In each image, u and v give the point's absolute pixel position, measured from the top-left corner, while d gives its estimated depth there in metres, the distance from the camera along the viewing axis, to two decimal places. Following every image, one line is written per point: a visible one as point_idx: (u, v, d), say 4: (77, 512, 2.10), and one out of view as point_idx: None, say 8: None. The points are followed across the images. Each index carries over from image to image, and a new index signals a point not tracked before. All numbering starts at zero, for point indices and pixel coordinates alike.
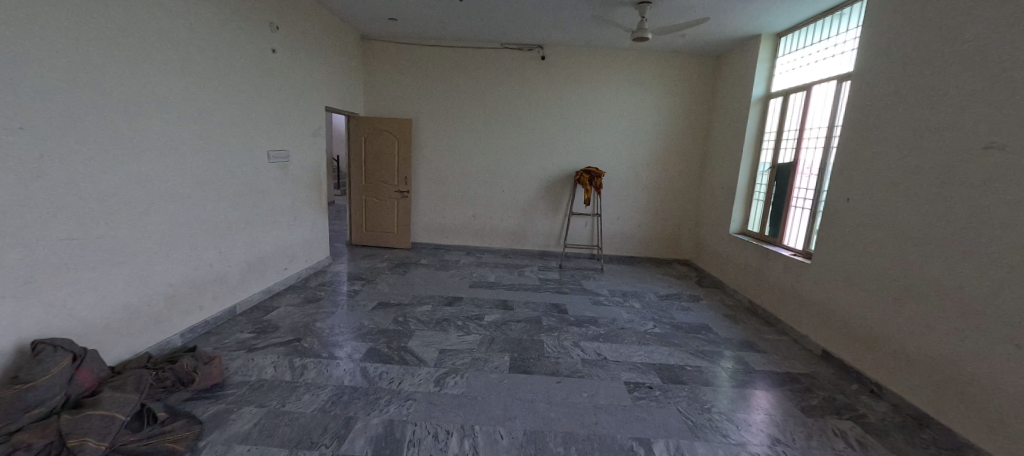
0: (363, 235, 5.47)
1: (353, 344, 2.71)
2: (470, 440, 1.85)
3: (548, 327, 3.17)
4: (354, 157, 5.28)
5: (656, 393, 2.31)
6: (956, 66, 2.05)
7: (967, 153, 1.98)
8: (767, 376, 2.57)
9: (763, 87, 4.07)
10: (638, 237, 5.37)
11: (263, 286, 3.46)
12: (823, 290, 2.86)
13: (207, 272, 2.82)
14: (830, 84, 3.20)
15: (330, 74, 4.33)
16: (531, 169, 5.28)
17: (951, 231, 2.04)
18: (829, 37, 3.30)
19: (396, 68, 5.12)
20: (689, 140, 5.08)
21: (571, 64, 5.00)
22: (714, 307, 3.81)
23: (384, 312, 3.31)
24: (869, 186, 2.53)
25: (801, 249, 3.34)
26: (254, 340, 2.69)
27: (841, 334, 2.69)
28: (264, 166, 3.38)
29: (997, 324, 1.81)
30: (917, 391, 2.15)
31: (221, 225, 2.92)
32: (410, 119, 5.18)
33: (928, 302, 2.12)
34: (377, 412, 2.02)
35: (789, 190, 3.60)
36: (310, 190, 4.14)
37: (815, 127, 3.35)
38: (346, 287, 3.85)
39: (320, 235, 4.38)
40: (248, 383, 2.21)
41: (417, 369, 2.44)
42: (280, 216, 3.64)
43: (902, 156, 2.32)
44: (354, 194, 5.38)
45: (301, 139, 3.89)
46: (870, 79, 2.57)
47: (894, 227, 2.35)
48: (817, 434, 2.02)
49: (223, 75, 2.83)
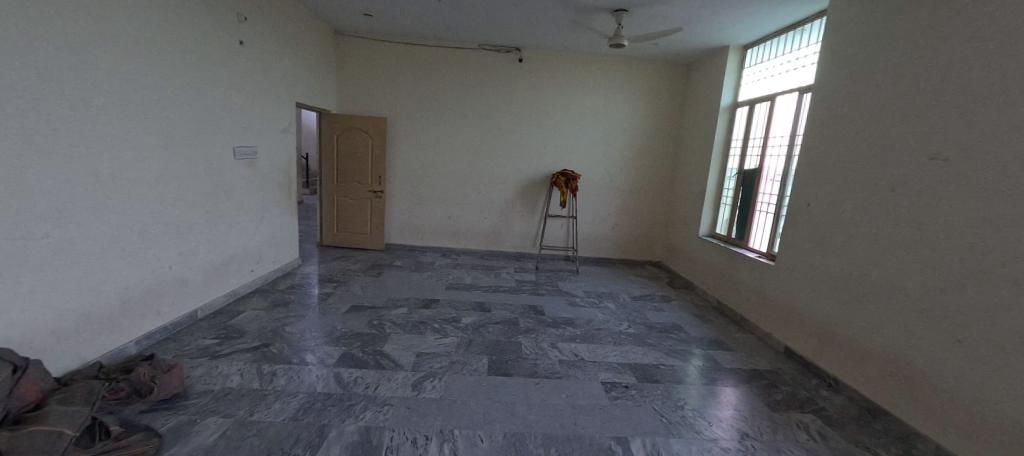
0: (335, 235, 5.32)
1: (326, 348, 2.63)
2: (450, 445, 1.83)
3: (526, 328, 3.19)
4: (326, 155, 5.12)
5: (631, 392, 2.36)
6: (906, 81, 2.22)
7: (913, 165, 2.15)
8: (734, 373, 2.67)
9: (731, 97, 4.26)
10: (612, 240, 5.48)
11: (228, 289, 3.29)
12: (785, 290, 3.02)
13: (165, 275, 2.65)
14: (793, 95, 3.39)
15: (301, 70, 4.19)
16: (509, 171, 5.29)
17: (898, 238, 2.20)
18: (792, 50, 3.50)
19: (371, 65, 5.02)
20: (661, 145, 5.23)
21: (548, 67, 5.04)
22: (685, 307, 3.94)
23: (358, 315, 3.22)
24: (828, 194, 2.70)
25: (766, 252, 3.51)
26: (218, 346, 2.55)
27: (801, 332, 2.85)
28: (230, 164, 3.22)
29: (940, 322, 1.97)
30: (870, 386, 2.29)
31: (182, 225, 2.77)
32: (385, 117, 5.07)
33: (880, 304, 2.28)
34: (352, 419, 1.96)
35: (754, 195, 3.78)
36: (279, 189, 3.98)
37: (778, 135, 3.54)
38: (317, 290, 3.72)
39: (288, 236, 4.21)
40: (213, 392, 2.09)
41: (394, 373, 2.39)
42: (246, 215, 3.47)
43: (857, 165, 2.48)
44: (325, 192, 5.22)
45: (270, 135, 3.74)
46: (828, 93, 2.74)
47: (850, 233, 2.50)
48: (782, 427, 2.13)
49: (184, 65, 2.68)
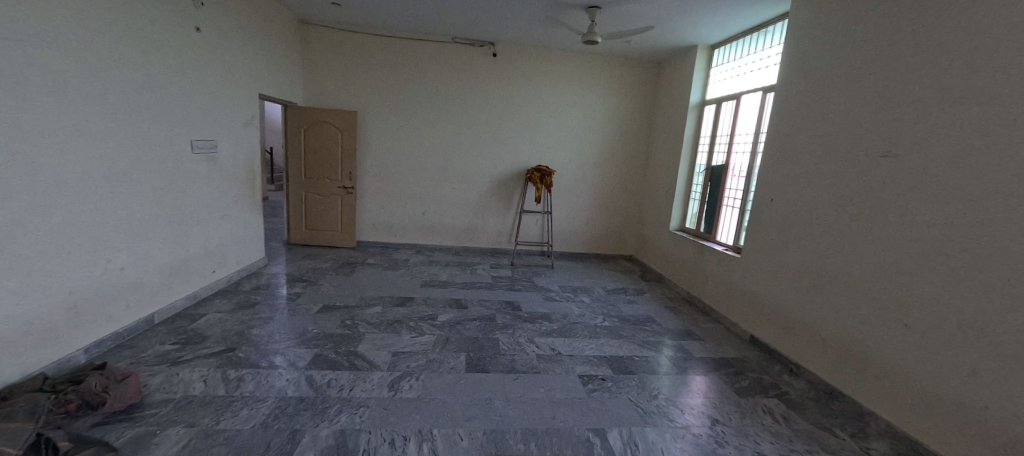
0: (303, 233, 5.13)
1: (296, 351, 2.54)
2: (429, 444, 1.81)
3: (503, 324, 3.19)
4: (293, 149, 4.92)
5: (608, 384, 2.41)
6: (860, 82, 2.35)
7: (866, 162, 2.28)
8: (704, 362, 2.78)
9: (699, 95, 4.39)
10: (586, 235, 5.57)
11: (187, 292, 3.10)
12: (750, 281, 3.17)
13: (117, 278, 2.47)
14: (758, 94, 3.53)
15: (265, 60, 3.99)
16: (483, 166, 5.25)
17: (853, 231, 2.34)
18: (757, 51, 3.64)
19: (339, 57, 4.84)
20: (632, 141, 5.34)
21: (522, 62, 5.03)
22: (656, 300, 4.06)
23: (330, 315, 3.12)
24: (790, 189, 2.83)
25: (732, 244, 3.66)
26: (178, 352, 2.41)
27: (765, 321, 2.99)
28: (187, 158, 3.03)
29: (889, 308, 2.12)
30: (828, 370, 2.44)
31: (135, 225, 2.58)
32: (355, 111, 4.92)
33: (836, 293, 2.42)
34: (327, 422, 1.90)
35: (722, 190, 3.93)
36: (241, 185, 3.79)
37: (744, 133, 3.69)
38: (285, 290, 3.58)
39: (253, 234, 4.02)
40: (174, 401, 1.97)
41: (369, 374, 2.33)
42: (206, 213, 3.28)
43: (816, 161, 2.62)
44: (292, 189, 5.02)
45: (231, 128, 3.54)
46: (790, 92, 2.87)
47: (810, 226, 2.64)
48: (749, 412, 2.23)
49: (133, 52, 2.48)
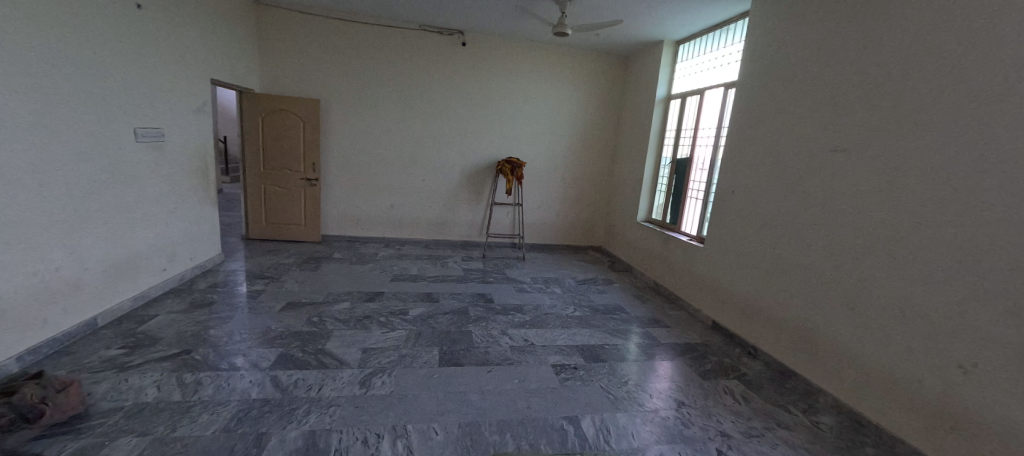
0: (263, 227, 4.88)
1: (259, 351, 2.42)
2: (404, 441, 1.79)
3: (476, 317, 3.19)
4: (250, 139, 4.65)
5: (580, 373, 2.47)
6: (814, 80, 2.48)
7: (818, 157, 2.43)
8: (670, 347, 2.90)
9: (665, 89, 4.50)
10: (556, 226, 5.63)
11: (134, 292, 2.88)
12: (712, 270, 3.32)
13: (52, 279, 2.25)
14: (720, 90, 3.68)
15: (216, 42, 3.72)
16: (453, 158, 5.18)
17: (805, 221, 2.50)
18: (719, 48, 3.77)
19: (299, 41, 4.59)
20: (601, 134, 5.43)
21: (492, 52, 4.96)
22: (625, 289, 4.18)
23: (295, 312, 3.00)
24: (749, 182, 2.97)
25: (696, 235, 3.81)
26: (126, 356, 2.24)
27: (726, 307, 3.16)
28: (131, 148, 2.79)
29: (837, 293, 2.28)
30: (783, 352, 2.61)
31: (71, 220, 2.36)
32: (318, 99, 4.70)
33: (790, 280, 2.58)
34: (295, 424, 1.84)
35: (686, 182, 4.08)
36: (193, 177, 3.54)
37: (707, 128, 3.84)
38: (245, 288, 3.40)
39: (207, 229, 3.77)
40: (123, 409, 1.83)
41: (339, 372, 2.27)
42: (153, 207, 3.05)
43: (773, 156, 2.76)
44: (250, 180, 4.76)
45: (180, 115, 3.29)
46: (750, 89, 3.00)
47: (766, 217, 2.79)
48: (711, 393, 2.36)
49: (64, 30, 2.25)
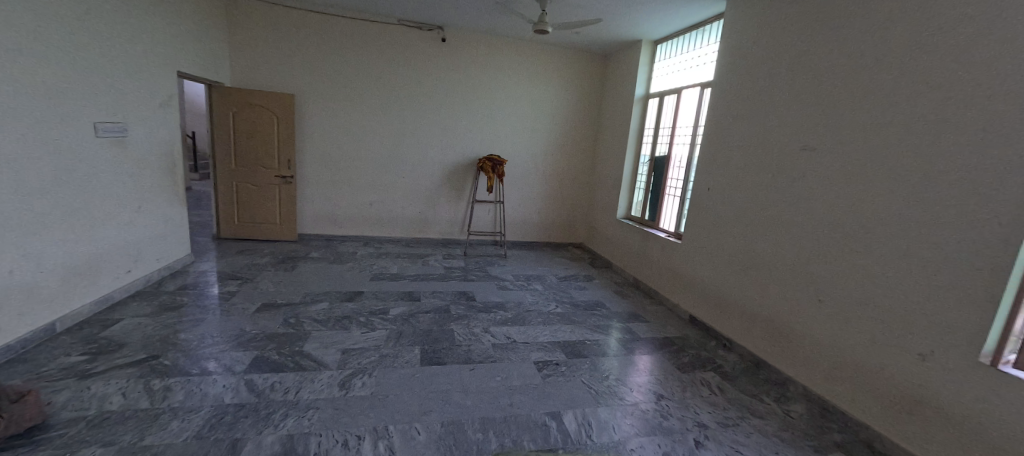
0: (236, 226, 4.71)
1: (233, 354, 2.34)
2: (385, 442, 1.77)
3: (458, 315, 3.17)
4: (220, 134, 4.47)
5: (562, 369, 2.50)
6: (784, 81, 2.57)
7: (788, 156, 2.52)
8: (649, 342, 2.96)
9: (644, 88, 4.58)
10: (538, 224, 5.66)
11: (96, 295, 2.73)
12: (689, 265, 3.40)
13: (3, 282, 2.12)
14: (696, 90, 3.77)
15: (181, 32, 3.54)
16: (433, 155, 5.12)
17: (777, 218, 2.59)
18: (695, 49, 3.86)
19: (271, 34, 4.44)
20: (581, 132, 5.47)
21: (472, 48, 4.92)
22: (606, 285, 4.24)
23: (271, 314, 2.92)
24: (724, 180, 3.06)
25: (674, 231, 3.90)
26: (88, 363, 2.13)
27: (702, 301, 3.25)
28: (91, 143, 2.65)
29: (806, 286, 2.38)
30: (756, 343, 2.71)
31: (25, 220, 2.22)
32: (292, 94, 4.56)
33: (763, 274, 2.67)
34: (272, 428, 1.79)
35: (664, 179, 4.16)
36: (159, 174, 3.39)
37: (684, 126, 3.93)
38: (217, 289, 3.28)
39: (175, 228, 3.62)
40: (85, 419, 1.74)
41: (318, 373, 2.22)
42: (116, 206, 2.90)
43: (747, 154, 2.85)
44: (222, 178, 4.58)
45: (144, 110, 3.14)
46: (725, 89, 3.08)
47: (740, 214, 2.88)
48: (689, 385, 2.42)
49: (16, 17, 2.11)
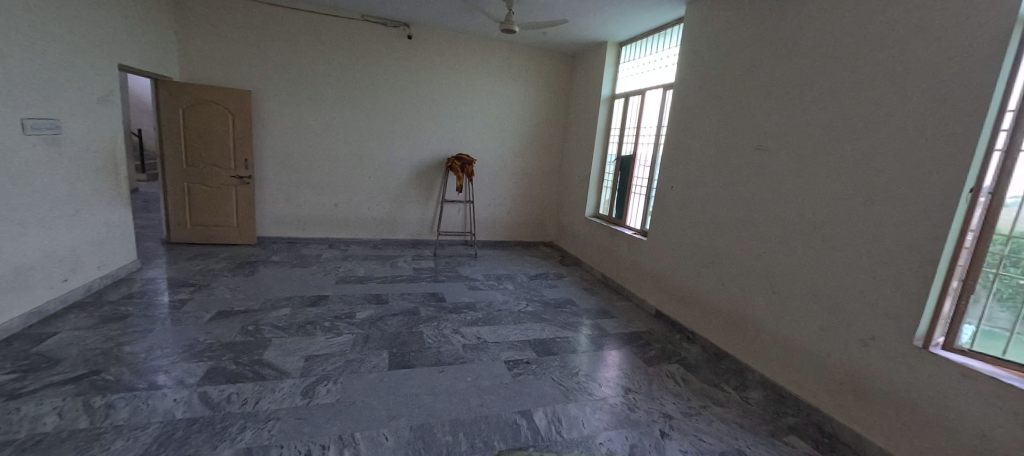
0: (188, 229, 4.43)
1: (185, 366, 2.20)
2: (351, 450, 1.71)
3: (427, 317, 3.12)
4: (169, 132, 4.19)
5: (532, 367, 2.51)
6: (740, 84, 2.69)
7: (745, 156, 2.65)
8: (617, 337, 3.03)
9: (610, 89, 4.67)
10: (508, 223, 5.66)
11: (26, 307, 2.49)
12: (655, 261, 3.51)
13: None
14: (659, 91, 3.89)
15: (122, 22, 3.29)
16: (401, 155, 5.02)
17: (735, 214, 2.71)
18: (658, 51, 3.98)
19: (224, 26, 4.20)
20: (550, 132, 5.52)
21: (439, 46, 4.86)
22: (575, 283, 4.30)
23: (227, 322, 2.76)
24: (686, 178, 3.17)
25: (640, 228, 4.02)
26: (16, 382, 1.94)
27: (667, 296, 3.35)
28: (18, 141, 2.41)
29: (762, 280, 2.50)
30: (717, 335, 2.83)
31: None
32: (249, 90, 4.34)
33: (723, 269, 2.78)
34: (228, 442, 1.69)
35: (631, 178, 4.27)
36: (100, 175, 3.13)
37: (648, 127, 4.05)
38: (167, 297, 3.07)
39: (119, 233, 3.36)
40: (13, 444, 1.58)
41: (279, 383, 2.12)
42: (49, 210, 2.65)
43: (707, 154, 2.96)
44: (171, 178, 4.29)
45: (81, 106, 2.89)
46: (686, 91, 3.19)
47: (701, 211, 3.00)
48: (655, 377, 2.50)
49: None
